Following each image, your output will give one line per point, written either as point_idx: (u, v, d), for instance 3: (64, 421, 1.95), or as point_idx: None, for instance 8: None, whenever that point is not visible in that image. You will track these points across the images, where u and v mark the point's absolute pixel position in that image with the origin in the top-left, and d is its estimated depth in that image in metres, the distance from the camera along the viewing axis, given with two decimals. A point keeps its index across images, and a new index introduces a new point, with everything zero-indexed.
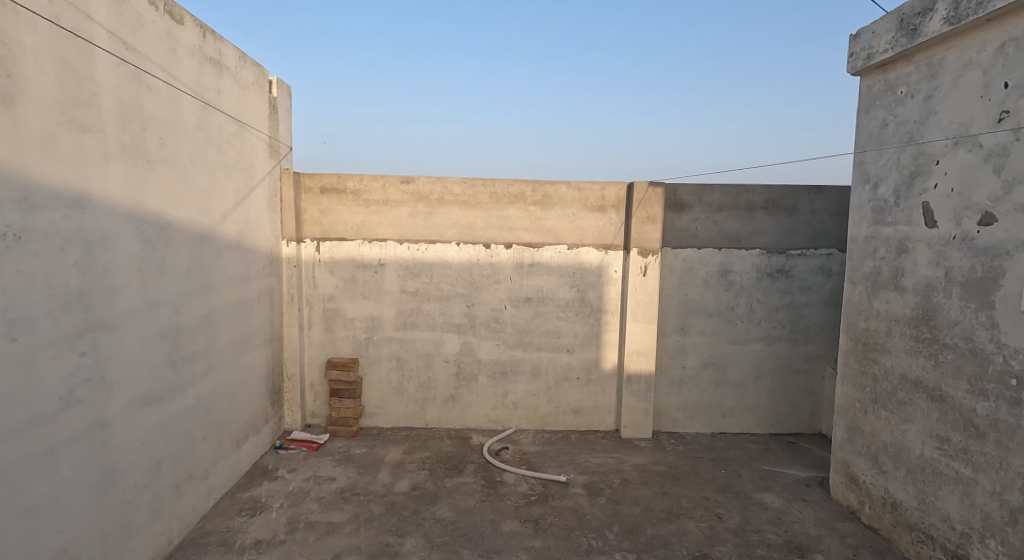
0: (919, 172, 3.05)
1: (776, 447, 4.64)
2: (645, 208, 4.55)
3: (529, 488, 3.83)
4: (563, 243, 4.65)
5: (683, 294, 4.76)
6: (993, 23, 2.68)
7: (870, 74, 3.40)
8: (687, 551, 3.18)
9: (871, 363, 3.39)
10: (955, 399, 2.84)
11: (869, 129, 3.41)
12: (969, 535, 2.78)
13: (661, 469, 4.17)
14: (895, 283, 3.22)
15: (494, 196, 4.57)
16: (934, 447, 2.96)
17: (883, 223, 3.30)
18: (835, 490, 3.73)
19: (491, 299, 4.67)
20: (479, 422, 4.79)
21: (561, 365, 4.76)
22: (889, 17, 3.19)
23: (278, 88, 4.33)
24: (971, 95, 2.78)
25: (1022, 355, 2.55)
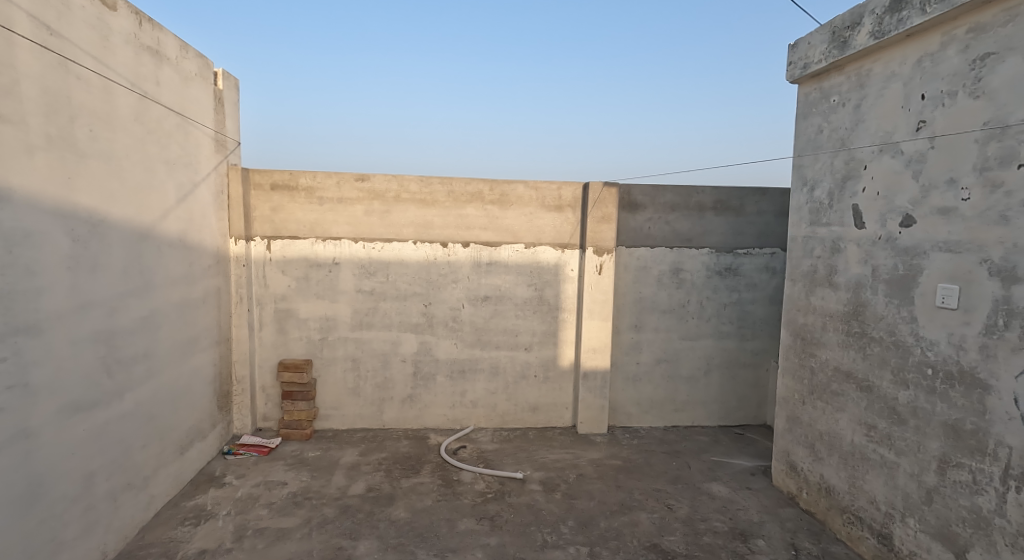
0: (850, 176, 3.25)
1: (724, 439, 4.84)
2: (601, 208, 4.65)
3: (486, 486, 3.86)
4: (520, 242, 4.69)
5: (637, 292, 4.89)
6: (912, 39, 2.87)
7: (807, 82, 3.61)
8: (638, 542, 3.29)
9: (809, 356, 3.59)
10: (881, 389, 3.04)
11: (807, 135, 3.61)
12: (892, 515, 2.98)
13: (615, 463, 4.28)
14: (829, 281, 3.42)
15: (452, 195, 4.57)
16: (863, 434, 3.16)
17: (819, 224, 3.50)
18: (777, 478, 3.93)
19: (449, 298, 4.67)
20: (438, 422, 4.78)
21: (519, 363, 4.81)
22: (823, 30, 3.39)
23: (224, 80, 4.19)
24: (894, 105, 2.98)
25: (937, 346, 2.75)
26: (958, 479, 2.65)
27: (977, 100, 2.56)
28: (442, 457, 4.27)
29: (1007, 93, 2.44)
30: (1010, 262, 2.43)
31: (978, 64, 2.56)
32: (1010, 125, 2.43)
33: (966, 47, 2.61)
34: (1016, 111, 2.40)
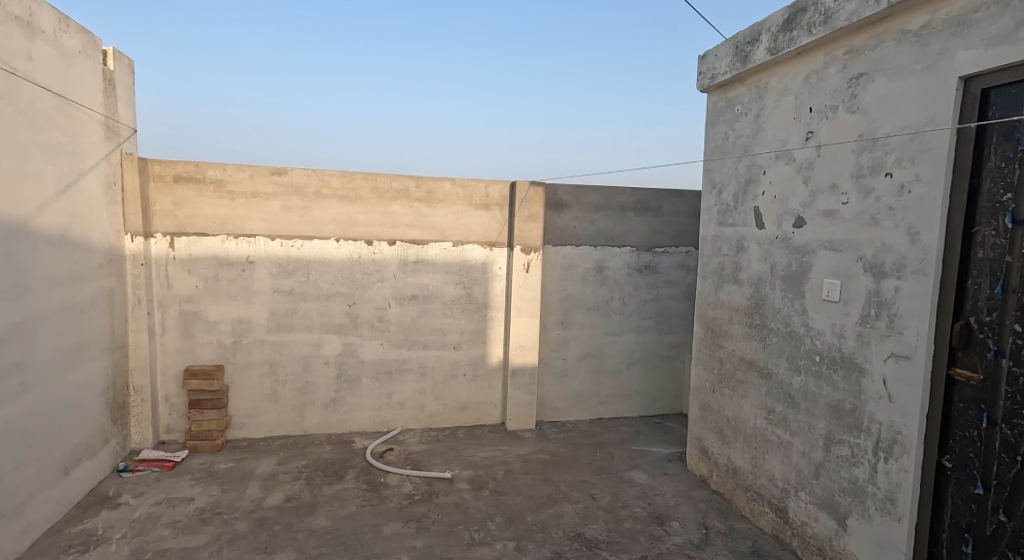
0: (752, 180, 3.52)
1: (644, 429, 5.09)
2: (528, 207, 4.75)
3: (413, 488, 3.83)
4: (448, 240, 4.69)
5: (563, 289, 5.03)
6: (801, 57, 3.15)
7: (715, 91, 3.88)
8: (562, 532, 3.38)
9: (719, 348, 3.86)
10: (778, 375, 3.31)
11: (715, 141, 3.88)
12: (787, 490, 3.24)
13: (542, 458, 4.38)
14: (735, 277, 3.69)
15: (377, 191, 4.48)
16: (764, 417, 3.43)
17: (726, 224, 3.77)
18: (691, 463, 4.20)
19: (375, 298, 4.58)
20: (363, 425, 4.68)
21: (448, 363, 4.80)
22: (728, 43, 3.65)
23: (115, 60, 3.87)
24: (787, 116, 3.25)
25: (823, 335, 2.99)
26: (840, 453, 2.88)
27: (854, 114, 2.79)
28: (367, 461, 4.19)
29: (877, 110, 2.66)
30: (880, 259, 2.64)
31: (854, 82, 2.79)
32: (878, 137, 2.65)
33: (844, 66, 2.86)
34: (884, 126, 2.62)
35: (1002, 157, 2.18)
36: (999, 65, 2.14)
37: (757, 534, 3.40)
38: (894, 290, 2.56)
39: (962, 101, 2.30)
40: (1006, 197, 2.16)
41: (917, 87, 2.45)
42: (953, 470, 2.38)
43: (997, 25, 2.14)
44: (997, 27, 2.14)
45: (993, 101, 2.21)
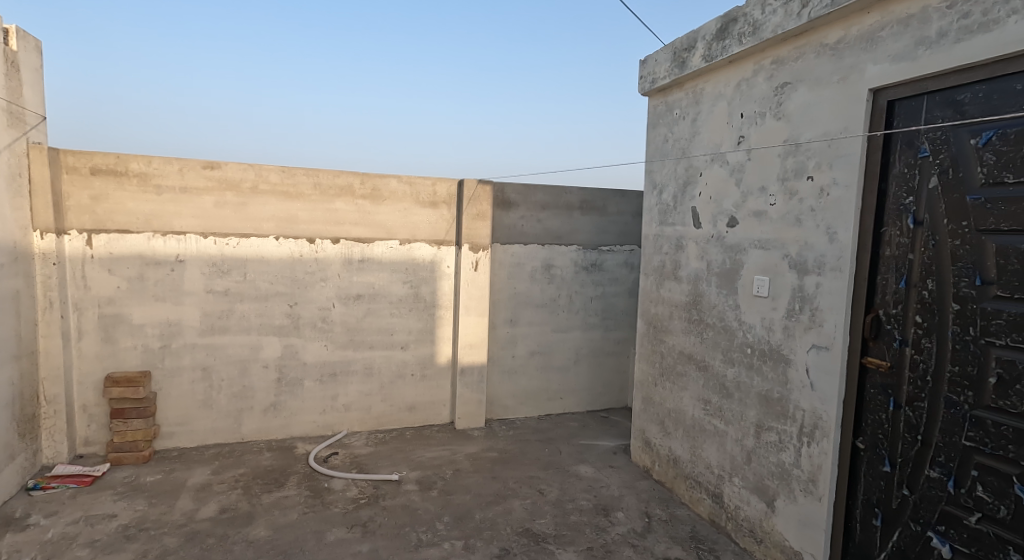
0: (689, 181, 3.68)
1: (591, 423, 5.22)
2: (475, 205, 4.76)
3: (359, 492, 3.78)
4: (395, 238, 4.63)
5: (511, 288, 5.07)
6: (732, 65, 3.32)
7: (655, 95, 4.03)
8: (510, 529, 3.41)
9: (660, 342, 4.01)
10: (714, 368, 3.48)
11: (656, 143, 4.03)
12: (722, 476, 3.41)
13: (491, 456, 4.41)
14: (675, 274, 3.85)
15: (319, 188, 4.36)
16: (701, 408, 3.59)
17: (666, 224, 3.93)
18: (635, 454, 4.34)
19: (318, 298, 4.47)
20: (306, 430, 4.56)
21: (395, 363, 4.75)
22: (667, 49, 3.80)
23: (19, 41, 3.58)
24: (721, 121, 3.42)
25: (754, 329, 3.17)
26: (769, 439, 3.05)
27: (779, 121, 2.97)
28: (310, 466, 4.09)
29: (800, 117, 2.84)
30: (803, 256, 2.82)
31: (780, 90, 2.97)
32: (801, 142, 2.83)
33: (771, 75, 3.03)
34: (805, 132, 2.80)
35: (904, 163, 2.36)
36: (903, 79, 2.32)
37: (696, 519, 3.55)
38: (815, 286, 2.74)
39: (871, 112, 2.49)
40: (908, 200, 2.34)
41: (834, 97, 2.64)
42: (864, 450, 2.56)
43: (901, 42, 2.33)
44: (900, 44, 2.33)
45: (898, 113, 2.40)
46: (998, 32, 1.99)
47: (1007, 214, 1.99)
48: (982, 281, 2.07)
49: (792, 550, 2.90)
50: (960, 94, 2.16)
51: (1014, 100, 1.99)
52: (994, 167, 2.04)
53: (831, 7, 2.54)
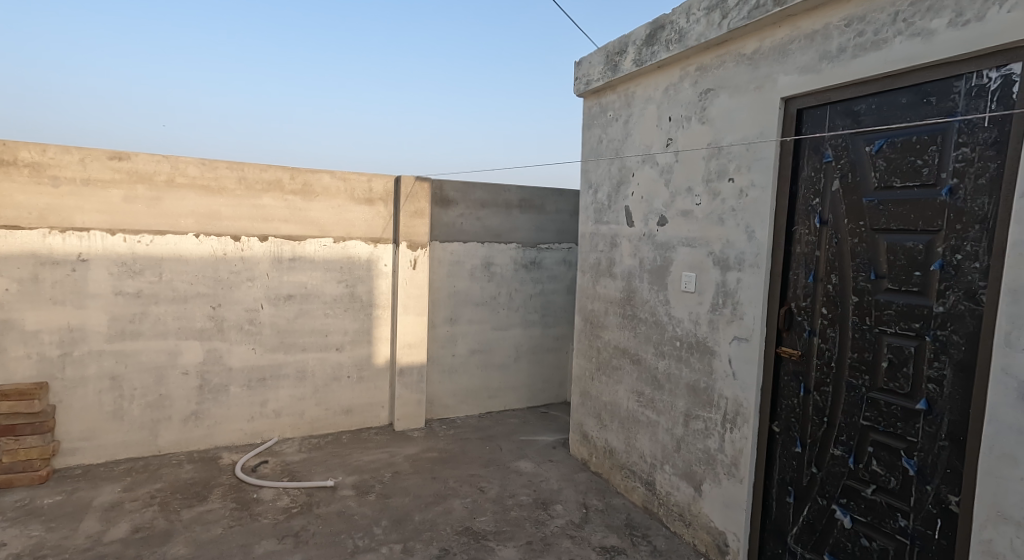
0: (622, 181, 3.81)
1: (531, 419, 5.29)
2: (413, 202, 4.71)
3: (291, 501, 3.65)
4: (328, 236, 4.50)
5: (451, 286, 5.05)
6: (661, 70, 3.46)
7: (590, 97, 4.14)
8: (450, 528, 3.39)
9: (596, 338, 4.13)
10: (647, 361, 3.62)
11: (591, 143, 4.15)
12: (655, 464, 3.55)
13: (431, 456, 4.38)
14: (609, 272, 3.98)
15: (245, 182, 4.17)
16: (635, 400, 3.73)
17: (601, 222, 4.04)
18: (574, 447, 4.45)
19: (244, 299, 4.27)
20: (232, 438, 4.35)
21: (329, 365, 4.62)
22: (600, 52, 3.91)
23: None
24: (651, 124, 3.56)
25: (682, 323, 3.32)
26: (696, 427, 3.22)
27: (703, 125, 3.13)
28: (237, 477, 3.90)
29: (721, 122, 3.01)
30: (725, 253, 2.99)
31: (704, 96, 3.13)
32: (723, 146, 2.99)
33: (696, 81, 3.19)
34: (726, 137, 2.97)
35: (812, 167, 2.55)
36: (810, 89, 2.51)
37: (630, 508, 3.69)
38: (736, 281, 2.92)
39: (784, 119, 2.68)
40: (815, 201, 2.54)
41: (752, 104, 2.81)
42: (780, 433, 2.76)
43: (808, 55, 2.52)
44: (807, 57, 2.52)
45: (806, 121, 2.59)
46: (889, 49, 2.19)
47: (896, 215, 2.20)
48: (876, 275, 2.27)
49: (716, 530, 3.06)
50: (858, 105, 2.36)
51: (901, 112, 2.19)
52: (885, 172, 2.24)
53: (748, 19, 2.71)
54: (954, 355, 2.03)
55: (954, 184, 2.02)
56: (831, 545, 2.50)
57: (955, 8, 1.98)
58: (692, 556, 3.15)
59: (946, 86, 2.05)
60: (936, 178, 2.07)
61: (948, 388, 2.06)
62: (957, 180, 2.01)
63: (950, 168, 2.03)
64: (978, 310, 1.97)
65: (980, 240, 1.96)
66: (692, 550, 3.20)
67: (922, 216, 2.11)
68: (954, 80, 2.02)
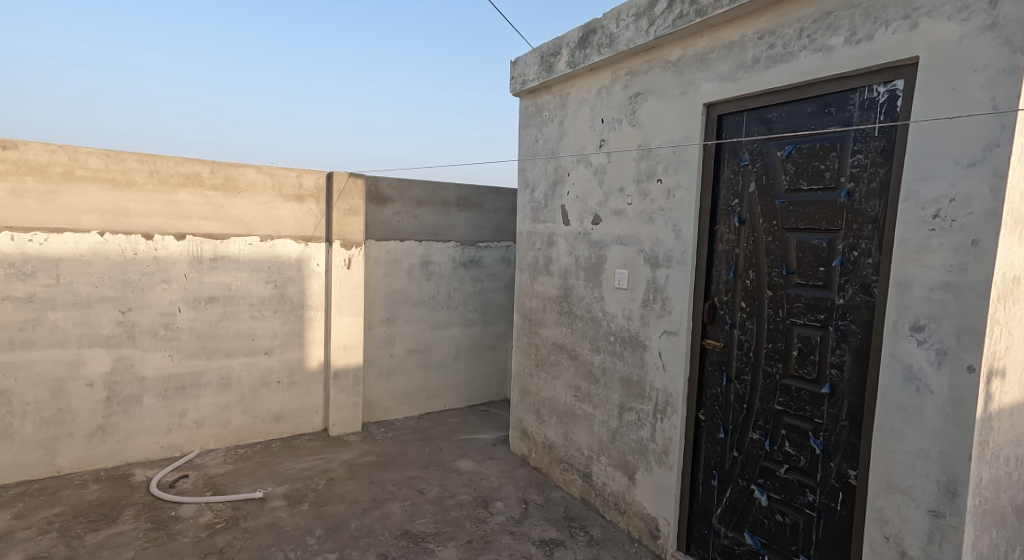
0: (558, 181, 3.89)
1: (472, 417, 5.30)
2: (347, 200, 4.60)
3: (214, 516, 3.40)
4: (254, 234, 4.29)
5: (387, 285, 4.97)
6: (593, 73, 3.56)
7: (525, 96, 4.19)
8: (389, 533, 3.33)
9: (535, 335, 4.20)
10: (583, 356, 3.72)
11: (527, 142, 4.20)
12: (592, 456, 3.66)
13: (369, 460, 4.28)
14: (547, 269, 4.05)
15: (157, 176, 3.88)
16: (573, 395, 3.82)
17: (539, 221, 4.11)
18: (514, 444, 4.50)
19: (159, 302, 3.97)
20: (146, 454, 4.03)
21: (257, 370, 4.40)
22: (535, 53, 3.97)
23: None
24: (584, 125, 3.65)
25: (616, 318, 3.44)
26: (630, 418, 3.34)
27: (634, 127, 3.25)
28: (152, 494, 3.59)
29: (650, 125, 3.13)
30: (655, 251, 3.12)
31: (633, 99, 3.25)
32: (652, 148, 3.12)
33: (626, 85, 3.31)
34: (655, 139, 3.10)
35: (731, 170, 2.72)
36: (729, 97, 2.67)
37: (569, 500, 3.78)
38: (665, 278, 3.06)
39: (706, 124, 2.83)
40: (734, 202, 2.70)
41: (678, 109, 2.95)
42: (705, 420, 2.92)
43: (727, 64, 2.67)
44: (726, 66, 2.68)
45: (726, 126, 2.75)
46: (796, 62, 2.36)
47: (803, 215, 2.38)
48: (787, 270, 2.45)
49: (649, 516, 3.20)
50: (770, 113, 2.53)
51: (807, 120, 2.37)
52: (794, 175, 2.42)
53: (672, 27, 2.84)
54: (852, 342, 2.23)
55: (851, 187, 2.21)
56: (751, 522, 2.67)
57: (850, 27, 2.17)
58: (626, 543, 3.27)
59: (844, 98, 2.24)
60: (837, 181, 2.26)
61: (848, 373, 2.25)
62: (854, 183, 2.20)
63: (848, 173, 2.22)
64: (871, 301, 2.16)
65: (873, 238, 2.15)
66: (626, 537, 3.32)
67: (825, 216, 2.30)
68: (851, 92, 2.21)
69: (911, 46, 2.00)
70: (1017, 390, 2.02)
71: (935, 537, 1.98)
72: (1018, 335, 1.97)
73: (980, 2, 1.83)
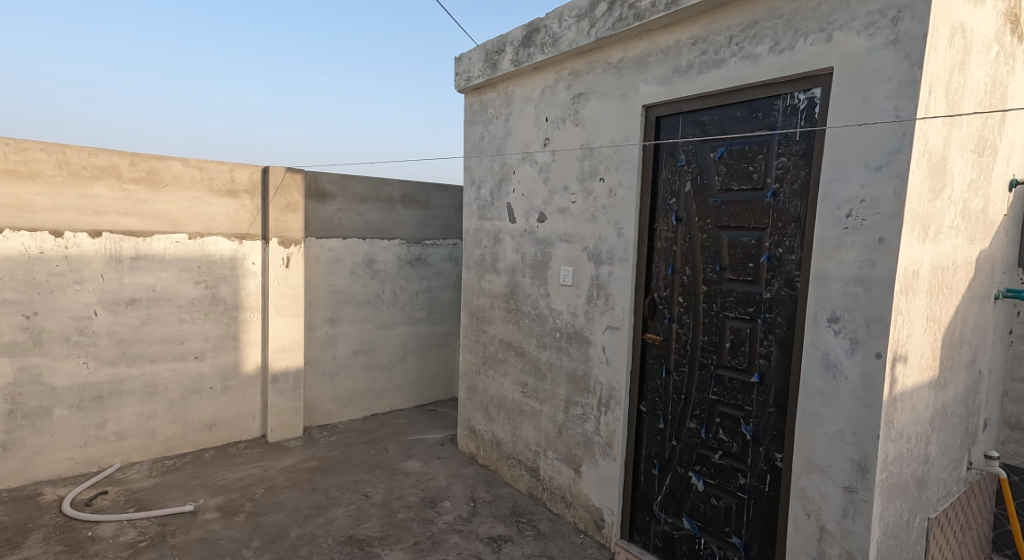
0: (504, 178, 3.90)
1: (419, 417, 5.25)
2: (284, 196, 4.43)
3: (139, 534, 3.19)
4: (181, 232, 4.06)
5: (330, 284, 4.83)
6: (537, 72, 3.59)
7: (470, 93, 4.18)
8: (332, 540, 3.24)
9: (482, 333, 4.20)
10: (530, 352, 3.75)
11: (473, 139, 4.19)
12: (539, 452, 3.70)
13: (311, 465, 4.16)
14: (493, 267, 4.06)
15: (68, 168, 3.57)
16: (520, 391, 3.85)
17: (485, 219, 4.11)
18: (462, 442, 4.49)
19: (72, 305, 3.68)
20: (59, 470, 3.71)
21: (187, 376, 4.17)
22: (479, 49, 3.96)
23: None
24: (529, 123, 3.68)
25: (561, 314, 3.49)
26: (575, 413, 3.40)
27: (577, 127, 3.30)
28: (65, 514, 3.32)
29: (592, 125, 3.20)
30: (598, 248, 3.20)
31: (577, 99, 3.30)
32: (594, 148, 3.19)
33: (569, 85, 3.36)
34: (597, 139, 3.16)
35: (668, 170, 2.82)
36: (666, 99, 2.76)
37: (517, 496, 3.81)
38: (608, 274, 3.13)
39: (645, 125, 2.92)
40: (672, 201, 2.80)
41: (618, 110, 3.03)
42: (646, 412, 3.01)
43: (664, 68, 2.76)
44: (663, 69, 2.77)
45: (663, 127, 2.84)
46: (726, 68, 2.47)
47: (734, 214, 2.50)
48: (720, 266, 2.57)
49: (594, 507, 3.27)
50: (704, 116, 2.64)
51: (737, 123, 2.49)
52: (725, 176, 2.54)
53: (612, 30, 2.91)
54: (778, 334, 2.36)
55: (776, 187, 2.34)
56: (689, 508, 2.79)
57: (774, 37, 2.30)
58: (573, 534, 3.33)
59: (770, 103, 2.36)
60: (764, 182, 2.39)
61: (775, 362, 2.38)
62: (779, 184, 2.33)
63: (774, 174, 2.35)
64: (795, 295, 2.29)
65: (796, 235, 2.28)
66: (573, 529, 3.38)
67: (754, 215, 2.42)
68: (775, 98, 2.34)
69: (827, 57, 2.13)
70: (918, 375, 2.20)
71: (849, 512, 2.13)
72: (918, 325, 2.15)
73: (885, 19, 1.98)
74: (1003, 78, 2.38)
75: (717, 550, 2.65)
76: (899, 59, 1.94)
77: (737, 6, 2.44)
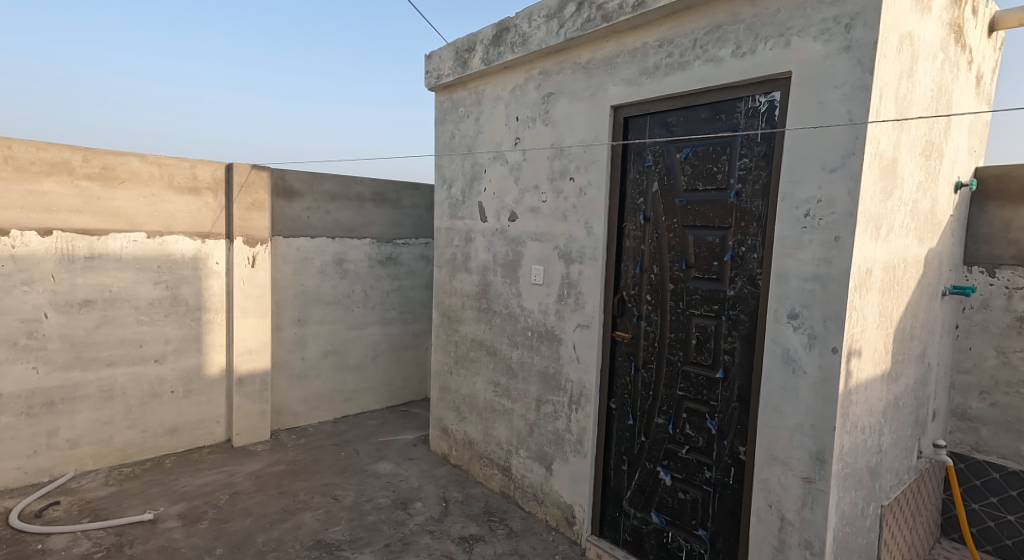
0: (475, 177, 3.89)
1: (391, 418, 5.20)
2: (249, 194, 4.34)
3: (94, 545, 3.08)
4: (139, 231, 3.93)
5: (298, 284, 4.75)
6: (507, 71, 3.60)
7: (441, 91, 4.16)
8: (300, 544, 3.19)
9: (454, 332, 4.19)
10: (502, 351, 3.76)
11: (444, 138, 4.18)
12: (511, 450, 3.71)
13: (278, 469, 4.08)
14: (465, 266, 4.05)
15: (14, 163, 3.40)
16: (492, 390, 3.86)
17: (456, 218, 4.09)
18: (434, 443, 4.47)
19: (20, 308, 3.52)
20: (6, 481, 3.54)
21: (146, 380, 4.04)
22: (450, 48, 3.94)
23: None
24: (500, 122, 3.68)
25: (532, 313, 3.51)
26: (547, 411, 3.42)
27: (547, 126, 3.32)
28: (13, 527, 3.18)
29: (562, 125, 3.22)
30: (568, 247, 3.22)
31: (547, 99, 3.32)
32: (564, 147, 3.21)
33: (539, 85, 3.37)
34: (567, 139, 3.19)
35: (636, 170, 2.86)
36: (633, 100, 2.80)
37: (489, 495, 3.81)
38: (578, 273, 3.16)
39: (613, 125, 2.95)
40: (640, 200, 2.85)
41: (588, 110, 3.06)
42: (616, 409, 3.05)
43: (631, 69, 2.81)
44: (631, 70, 2.81)
45: (632, 128, 2.88)
46: (691, 71, 2.52)
47: (699, 213, 2.55)
48: (686, 265, 2.63)
49: (565, 504, 3.30)
50: (670, 117, 2.69)
51: (702, 125, 2.54)
52: (691, 176, 2.59)
53: (581, 31, 2.93)
54: (742, 330, 2.43)
55: (738, 188, 2.40)
56: (657, 502, 2.84)
57: (736, 41, 2.36)
58: (545, 532, 3.35)
59: (732, 106, 2.42)
60: (727, 182, 2.45)
61: (738, 358, 2.45)
62: (741, 185, 2.40)
63: (736, 175, 2.41)
64: (757, 292, 2.36)
65: (758, 234, 2.35)
66: (545, 527, 3.41)
67: (718, 215, 2.48)
68: (738, 101, 2.40)
69: (785, 62, 2.20)
70: (871, 367, 2.29)
71: (808, 501, 2.20)
72: (871, 320, 2.24)
73: (839, 26, 2.05)
74: (947, 85, 2.50)
75: (684, 543, 2.71)
76: (852, 65, 2.02)
77: (700, 11, 2.49)
